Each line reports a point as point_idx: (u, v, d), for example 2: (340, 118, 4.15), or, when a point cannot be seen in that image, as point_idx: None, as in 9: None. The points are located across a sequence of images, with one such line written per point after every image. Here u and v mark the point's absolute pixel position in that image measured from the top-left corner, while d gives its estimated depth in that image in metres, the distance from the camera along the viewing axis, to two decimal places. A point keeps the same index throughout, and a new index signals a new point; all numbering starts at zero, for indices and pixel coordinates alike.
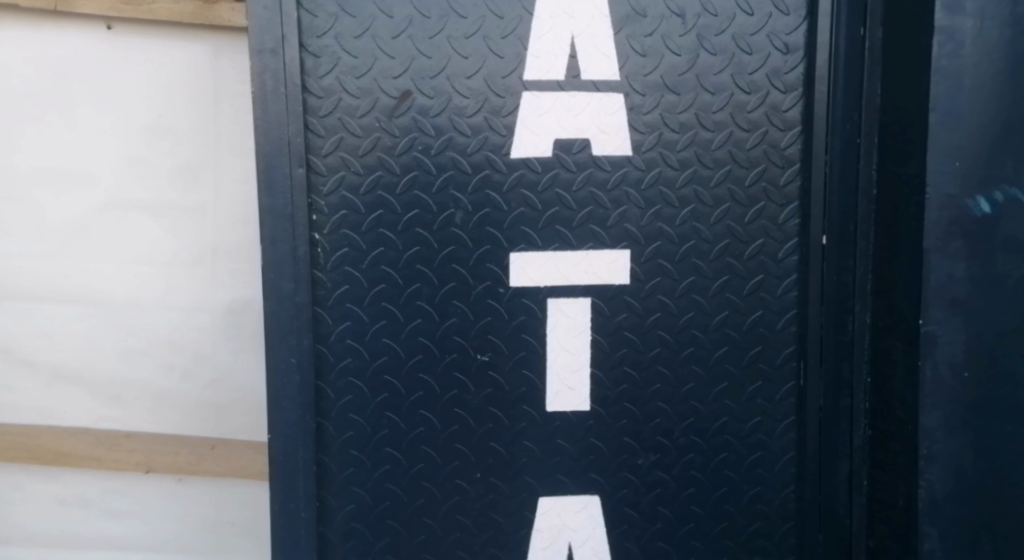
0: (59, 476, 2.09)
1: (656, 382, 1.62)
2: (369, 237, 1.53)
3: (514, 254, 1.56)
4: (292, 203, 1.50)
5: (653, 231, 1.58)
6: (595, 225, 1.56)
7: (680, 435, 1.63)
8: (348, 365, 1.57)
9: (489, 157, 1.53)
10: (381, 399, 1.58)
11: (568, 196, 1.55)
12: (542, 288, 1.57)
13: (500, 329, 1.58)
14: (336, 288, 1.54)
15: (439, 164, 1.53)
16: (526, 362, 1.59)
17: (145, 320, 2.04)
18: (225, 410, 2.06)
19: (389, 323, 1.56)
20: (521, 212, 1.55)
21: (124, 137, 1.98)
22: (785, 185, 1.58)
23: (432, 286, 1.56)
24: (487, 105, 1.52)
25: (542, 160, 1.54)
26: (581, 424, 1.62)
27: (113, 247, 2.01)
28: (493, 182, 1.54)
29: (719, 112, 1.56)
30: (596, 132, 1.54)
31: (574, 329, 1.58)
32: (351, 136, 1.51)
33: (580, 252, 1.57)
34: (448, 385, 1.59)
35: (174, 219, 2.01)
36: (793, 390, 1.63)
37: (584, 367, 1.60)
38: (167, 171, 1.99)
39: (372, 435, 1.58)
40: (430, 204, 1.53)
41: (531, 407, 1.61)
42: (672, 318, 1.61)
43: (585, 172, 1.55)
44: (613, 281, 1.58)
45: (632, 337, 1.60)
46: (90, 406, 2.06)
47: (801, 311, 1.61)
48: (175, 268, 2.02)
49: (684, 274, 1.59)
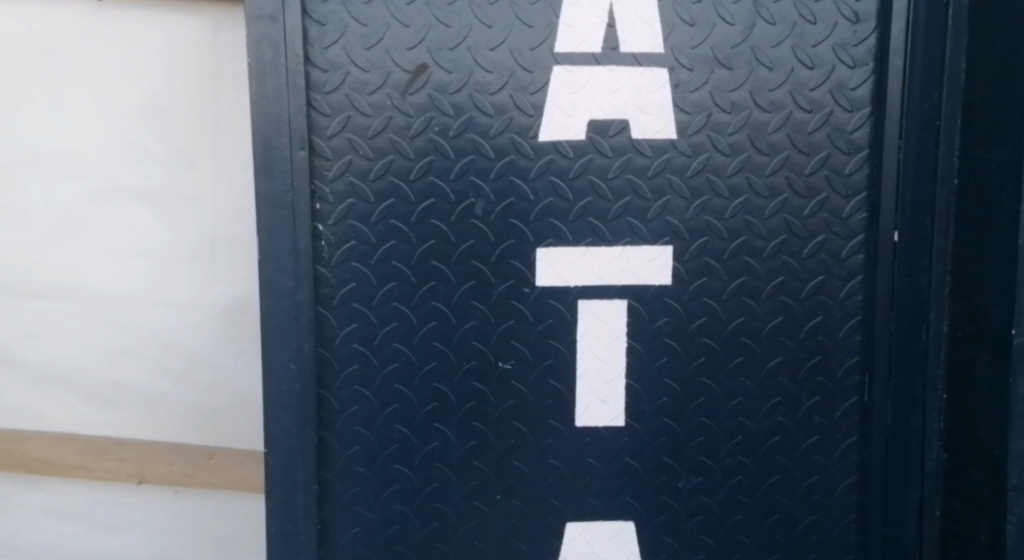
0: (46, 486, 1.97)
1: (700, 395, 1.44)
2: (380, 229, 1.37)
3: (542, 249, 1.38)
4: (292, 189, 1.33)
5: (699, 225, 1.39)
6: (633, 218, 1.39)
7: (726, 455, 1.46)
8: (355, 372, 1.40)
9: (515, 140, 1.36)
10: (391, 411, 1.41)
11: (603, 184, 1.37)
12: (572, 288, 1.39)
13: (524, 334, 1.41)
14: (342, 286, 1.38)
15: (458, 147, 1.35)
16: (554, 371, 1.42)
17: (140, 317, 1.90)
18: (226, 416, 1.92)
19: (401, 325, 1.39)
20: (550, 202, 1.37)
21: (116, 119, 1.83)
22: (851, 173, 1.39)
23: (449, 285, 1.39)
24: (513, 80, 1.34)
25: (575, 145, 1.36)
26: (615, 441, 1.44)
27: (105, 238, 1.87)
28: (519, 169, 1.36)
29: (776, 91, 1.37)
30: (636, 111, 1.36)
31: (607, 334, 1.41)
32: (359, 115, 1.34)
33: (616, 247, 1.39)
34: (465, 395, 1.42)
35: (169, 209, 1.86)
36: (856, 407, 1.45)
37: (620, 375, 1.42)
38: (162, 156, 1.84)
39: (381, 450, 1.42)
40: (448, 193, 1.36)
41: (558, 422, 1.43)
42: (719, 323, 1.42)
43: (623, 157, 1.37)
44: (653, 281, 1.40)
45: (673, 344, 1.42)
46: (79, 410, 1.93)
47: (867, 317, 1.43)
48: (171, 262, 1.88)
49: (735, 274, 1.41)
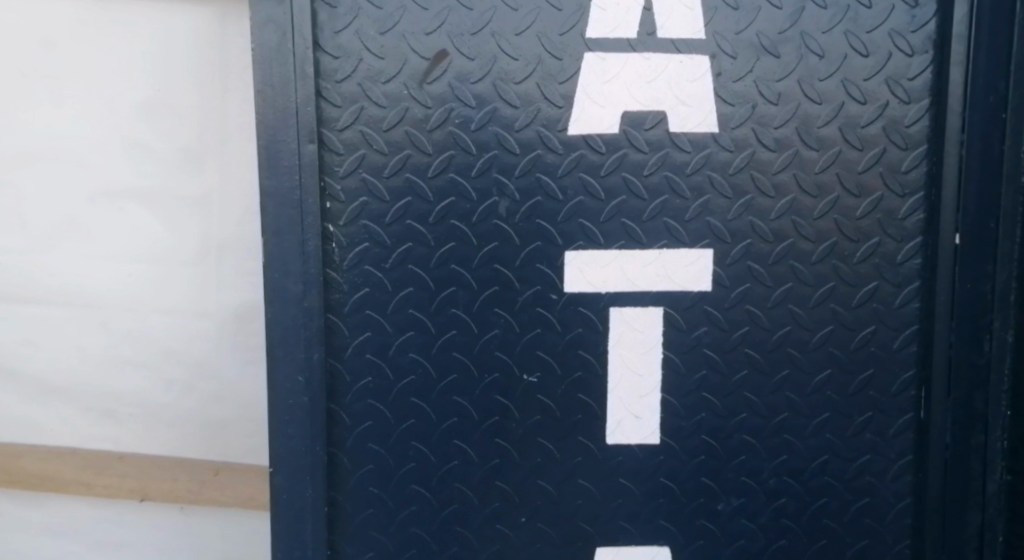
0: (46, 502, 1.89)
1: (741, 411, 1.33)
2: (395, 230, 1.26)
3: (571, 253, 1.27)
4: (300, 186, 1.23)
5: (742, 227, 1.28)
6: (670, 218, 1.28)
7: (770, 475, 1.35)
8: (368, 385, 1.30)
9: (542, 133, 1.25)
10: (407, 427, 1.31)
11: (637, 181, 1.27)
12: (603, 294, 1.28)
13: (551, 343, 1.30)
14: (354, 292, 1.28)
15: (479, 141, 1.25)
16: (583, 384, 1.31)
17: (142, 325, 1.80)
18: (232, 428, 1.83)
19: (418, 334, 1.29)
20: (579, 201, 1.27)
21: (117, 115, 1.74)
22: (907, 170, 1.28)
23: (470, 291, 1.28)
24: (540, 69, 1.24)
25: (607, 138, 1.25)
26: (649, 460, 1.33)
27: (105, 241, 1.78)
28: (546, 165, 1.26)
29: (826, 80, 1.26)
30: (674, 103, 1.25)
31: (642, 345, 1.30)
32: (374, 106, 1.24)
33: (651, 251, 1.28)
34: (487, 410, 1.31)
35: (172, 211, 1.76)
36: (911, 423, 1.34)
37: (654, 389, 1.31)
38: (165, 154, 1.74)
39: (396, 469, 1.32)
40: (470, 191, 1.26)
41: (587, 439, 1.32)
42: (763, 332, 1.31)
43: (660, 153, 1.26)
44: (692, 288, 1.29)
45: (713, 356, 1.31)
46: (80, 422, 1.85)
47: (925, 327, 1.31)
48: (174, 266, 1.78)
49: (780, 279, 1.30)
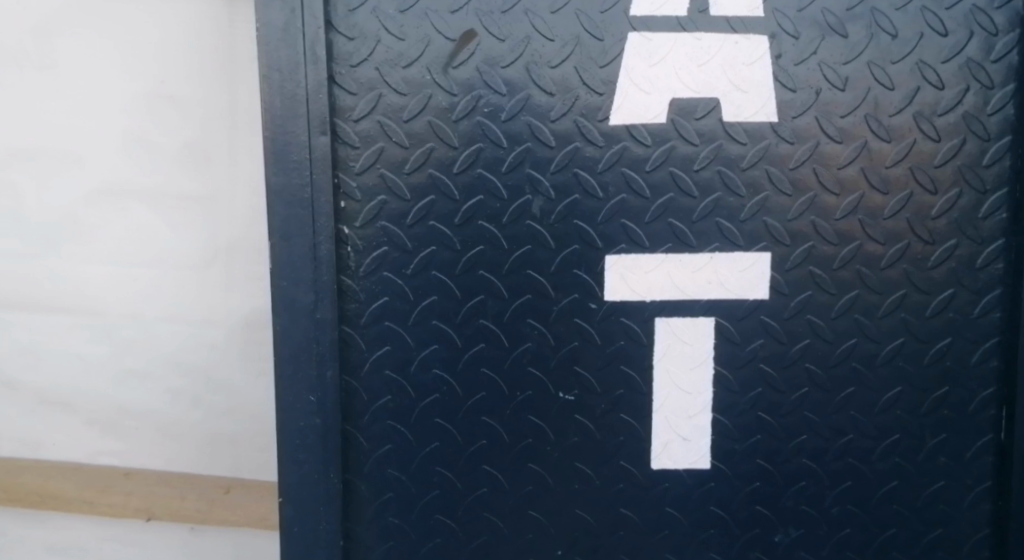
0: (47, 520, 1.77)
1: (802, 432, 1.19)
2: (417, 233, 1.14)
3: (612, 257, 1.14)
4: (311, 183, 1.10)
5: (803, 228, 1.15)
6: (723, 218, 1.14)
7: (833, 504, 1.21)
8: (387, 405, 1.17)
9: (580, 123, 1.12)
10: (430, 451, 1.18)
11: (687, 177, 1.13)
12: (648, 303, 1.15)
13: (590, 358, 1.17)
14: (371, 301, 1.15)
15: (511, 133, 1.12)
16: (626, 403, 1.18)
17: (146, 334, 1.68)
18: (242, 444, 1.70)
19: (442, 348, 1.16)
20: (622, 199, 1.13)
21: (118, 109, 1.61)
22: (989, 164, 1.14)
23: (500, 300, 1.15)
24: (579, 51, 1.11)
25: (653, 129, 1.12)
26: (698, 488, 1.20)
27: (106, 244, 1.66)
28: (585, 159, 1.12)
29: (899, 63, 1.12)
30: (729, 88, 1.11)
31: (692, 359, 1.17)
32: (393, 94, 1.11)
33: (702, 255, 1.15)
34: (519, 432, 1.18)
35: (177, 211, 1.64)
36: (990, 447, 1.20)
37: (704, 408, 1.18)
38: (169, 150, 1.62)
39: (419, 498, 1.19)
40: (499, 188, 1.13)
41: (629, 464, 1.19)
42: (826, 346, 1.18)
43: (712, 145, 1.13)
44: (748, 296, 1.16)
45: (770, 372, 1.18)
46: (82, 437, 1.73)
47: (1007, 339, 1.17)
48: (180, 271, 1.66)
49: (845, 287, 1.16)
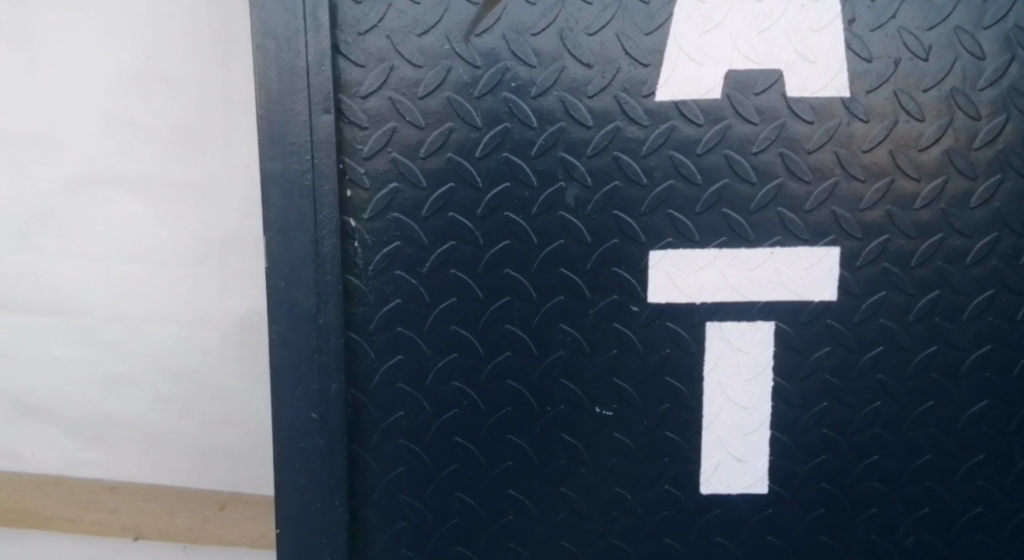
0: (27, 539, 1.63)
1: (872, 452, 1.05)
2: (434, 226, 0.99)
3: (658, 254, 1.00)
4: (312, 169, 0.96)
5: (878, 219, 1.00)
6: (785, 208, 0.99)
7: (907, 534, 1.06)
8: (400, 421, 1.03)
9: (621, 99, 0.97)
10: (450, 473, 1.04)
11: (743, 161, 0.98)
12: (699, 306, 1.01)
13: (631, 368, 1.02)
14: (381, 305, 1.01)
15: (542, 111, 0.97)
16: (672, 420, 1.04)
17: (136, 334, 1.55)
18: (240, 456, 1.57)
19: (462, 357, 1.02)
20: (668, 186, 0.99)
21: (104, 89, 1.48)
22: None
23: (528, 302, 1.01)
24: (621, 15, 0.96)
25: (706, 105, 0.97)
26: (753, 515, 1.06)
27: (92, 236, 1.52)
28: (626, 140, 0.98)
29: (992, 28, 0.97)
30: (793, 58, 0.97)
31: (748, 370, 1.02)
32: (407, 66, 0.97)
33: (761, 251, 1.00)
34: (550, 452, 1.04)
35: (168, 200, 1.50)
36: None
37: (762, 424, 1.04)
38: (160, 134, 1.48)
39: (436, 526, 1.05)
40: (529, 174, 0.98)
41: (675, 488, 1.05)
42: (901, 354, 1.03)
43: (773, 123, 0.98)
44: (813, 297, 1.01)
45: (837, 384, 1.03)
46: (66, 447, 1.60)
47: None
48: (171, 267, 1.52)
49: (925, 286, 1.01)
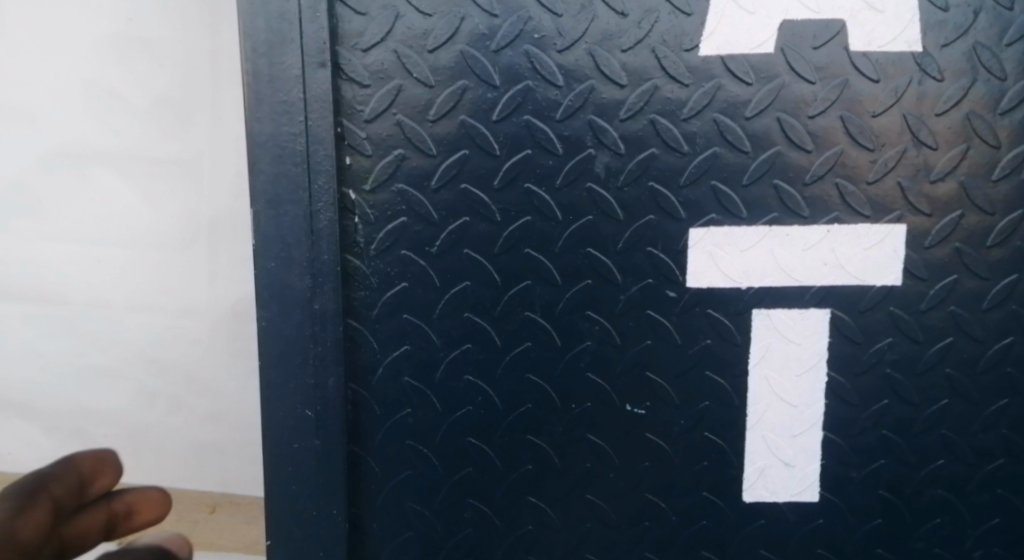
0: None
1: (938, 457, 0.93)
2: (445, 199, 0.87)
3: (700, 232, 0.88)
4: (305, 132, 0.84)
5: (950, 192, 0.88)
6: (845, 180, 0.87)
7: (975, 547, 0.95)
8: (406, 420, 0.91)
9: (659, 54, 0.85)
10: (462, 478, 0.93)
11: (798, 126, 0.86)
12: (745, 291, 0.89)
13: (667, 361, 0.91)
14: (384, 288, 0.89)
15: (568, 67, 0.85)
16: (712, 419, 0.92)
17: (118, 324, 1.42)
18: (232, 455, 1.46)
19: (477, 347, 0.90)
20: (712, 154, 0.87)
21: (78, 55, 1.32)
22: None
23: (551, 287, 0.89)
24: None
25: (756, 61, 0.85)
26: (802, 526, 0.94)
27: (69, 217, 1.39)
28: (665, 102, 0.86)
29: None
30: (858, 6, 0.84)
31: (800, 363, 0.91)
32: (414, 15, 0.84)
33: (817, 229, 0.88)
34: (574, 456, 0.93)
35: (150, 179, 1.36)
36: None
37: (814, 425, 0.92)
38: (141, 105, 1.33)
39: (447, 537, 0.94)
40: (552, 140, 0.86)
41: (715, 496, 0.93)
42: (972, 345, 0.91)
43: (833, 82, 0.86)
44: (875, 281, 0.89)
45: (900, 379, 0.91)
46: (44, 446, 1.49)
47: None
48: (155, 252, 1.39)
49: (1002, 269, 0.89)
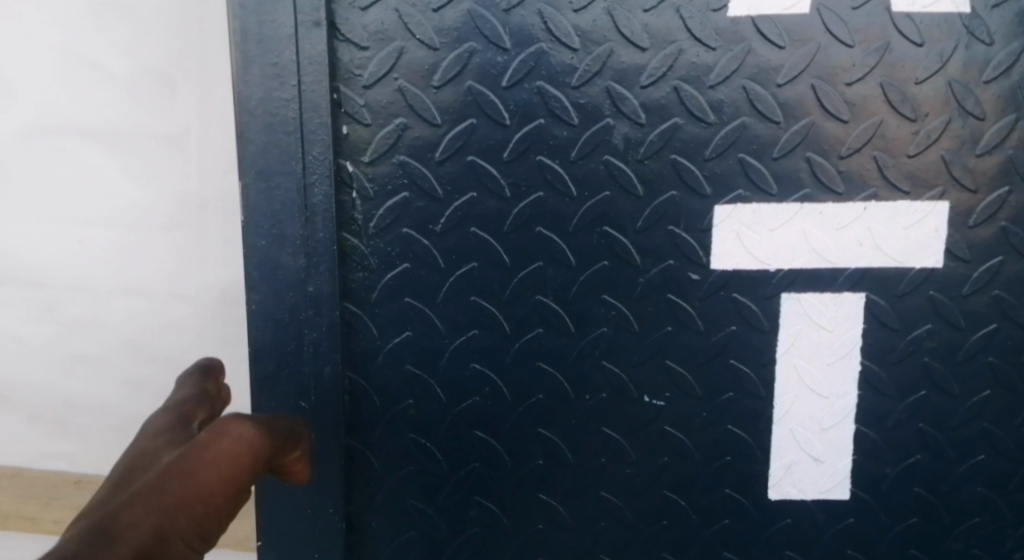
0: None
1: (978, 452, 0.86)
2: (451, 173, 0.81)
3: (725, 210, 0.81)
4: (299, 98, 0.77)
5: (997, 166, 0.81)
6: (883, 153, 0.81)
7: (1015, 548, 0.89)
8: (408, 412, 0.85)
9: (684, 15, 0.78)
10: (467, 474, 0.86)
11: (834, 94, 0.80)
12: (773, 274, 0.82)
13: (688, 349, 0.84)
14: (384, 270, 0.82)
15: (585, 28, 0.78)
16: (736, 412, 0.85)
17: (98, 314, 1.20)
18: None
19: (484, 333, 0.84)
20: (740, 125, 0.80)
21: (54, 15, 1.11)
22: None
23: (564, 268, 0.83)
24: None
25: (790, 22, 0.78)
26: (831, 525, 0.88)
27: (45, 198, 1.17)
28: (690, 67, 0.79)
29: None
30: None
31: (831, 352, 0.84)
32: None
33: (853, 207, 0.81)
34: (588, 450, 0.86)
35: (136, 150, 1.14)
36: None
37: (846, 418, 0.85)
38: (124, 69, 1.12)
39: (451, 536, 0.88)
40: (568, 109, 0.80)
41: (738, 493, 0.87)
42: (1017, 333, 0.84)
43: (873, 46, 0.79)
44: (914, 263, 0.82)
45: (938, 369, 0.85)
46: None
47: None
48: (141, 230, 1.16)
49: None
